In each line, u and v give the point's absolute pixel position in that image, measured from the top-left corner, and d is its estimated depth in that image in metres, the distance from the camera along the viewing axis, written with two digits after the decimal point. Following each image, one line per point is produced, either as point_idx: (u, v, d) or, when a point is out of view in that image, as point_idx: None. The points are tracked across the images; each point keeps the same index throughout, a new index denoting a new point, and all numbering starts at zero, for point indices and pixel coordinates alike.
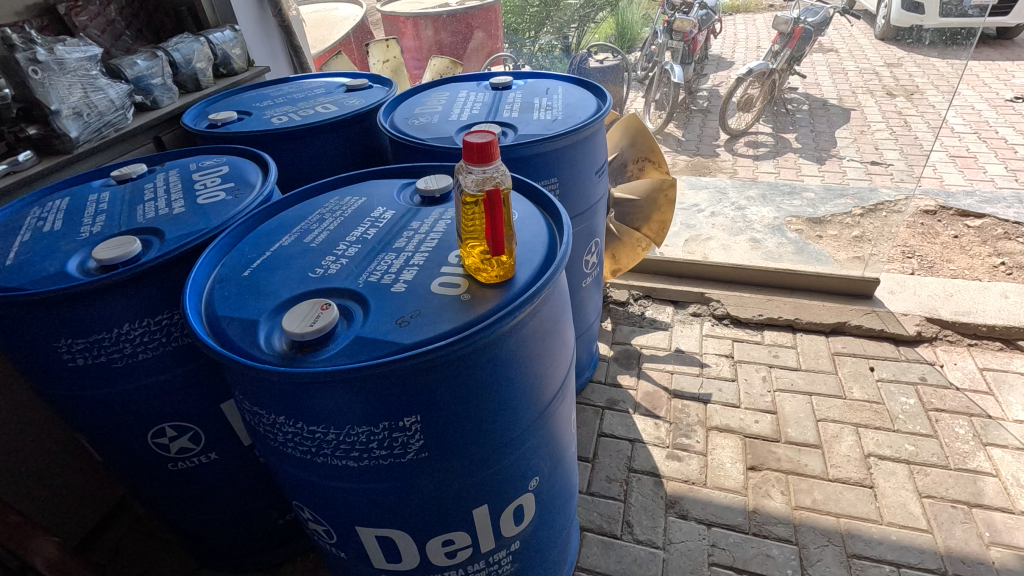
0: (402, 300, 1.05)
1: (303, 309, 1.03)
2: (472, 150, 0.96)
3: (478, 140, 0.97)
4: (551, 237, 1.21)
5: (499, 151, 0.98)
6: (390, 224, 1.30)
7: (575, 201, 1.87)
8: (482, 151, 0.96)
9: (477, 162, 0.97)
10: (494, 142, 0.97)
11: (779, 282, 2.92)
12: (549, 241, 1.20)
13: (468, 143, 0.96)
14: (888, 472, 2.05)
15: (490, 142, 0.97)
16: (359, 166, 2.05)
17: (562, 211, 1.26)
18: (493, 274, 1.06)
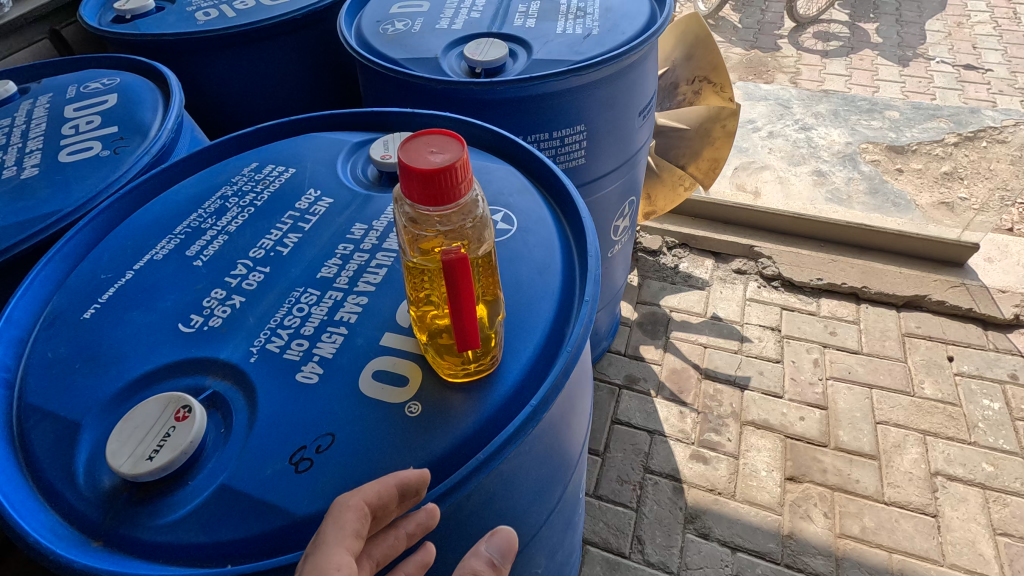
0: (311, 406, 0.63)
1: (145, 419, 0.62)
2: (412, 182, 0.48)
3: (432, 156, 0.48)
4: (568, 276, 0.75)
5: (468, 186, 0.49)
6: (321, 230, 0.84)
7: (608, 153, 1.35)
8: (436, 184, 0.48)
9: (427, 203, 0.49)
10: (459, 165, 0.48)
11: (847, 238, 2.41)
12: (564, 287, 0.73)
13: (405, 167, 0.47)
14: (958, 498, 1.71)
15: (455, 166, 0.47)
16: (321, 84, 1.49)
17: (591, 229, 0.77)
18: (456, 368, 0.62)
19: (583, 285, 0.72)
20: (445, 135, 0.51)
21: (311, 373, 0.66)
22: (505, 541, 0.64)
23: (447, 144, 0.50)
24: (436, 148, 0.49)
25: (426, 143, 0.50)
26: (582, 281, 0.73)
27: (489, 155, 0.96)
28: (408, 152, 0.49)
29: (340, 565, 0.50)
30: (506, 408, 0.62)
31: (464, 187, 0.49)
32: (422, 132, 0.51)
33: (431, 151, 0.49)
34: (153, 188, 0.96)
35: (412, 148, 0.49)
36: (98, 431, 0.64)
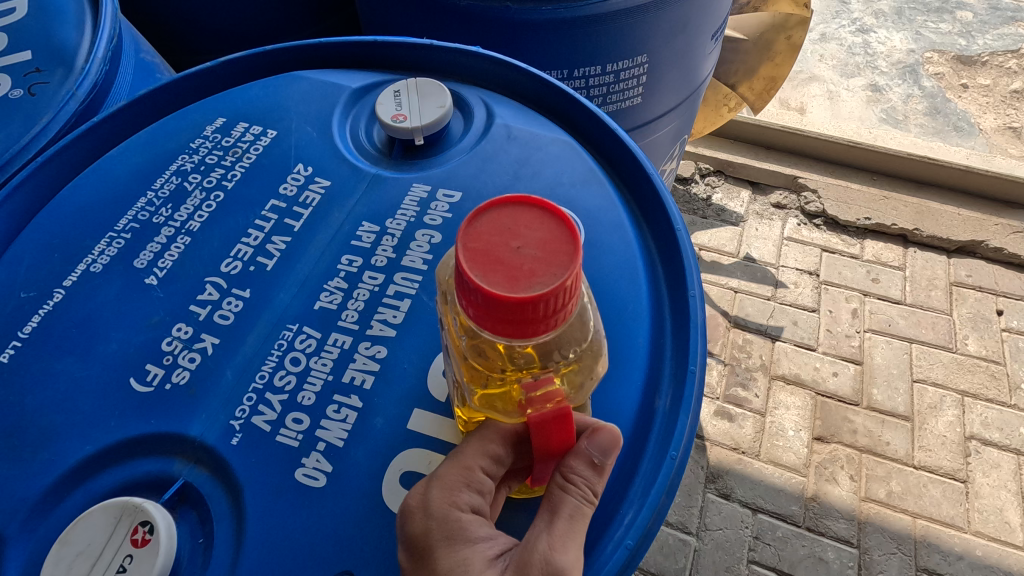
0: (320, 525, 0.47)
1: (91, 542, 0.45)
2: (484, 308, 0.35)
3: (523, 262, 0.36)
4: (658, 327, 0.57)
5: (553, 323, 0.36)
6: (315, 232, 0.62)
7: (671, 90, 1.08)
8: (528, 315, 0.35)
9: (515, 335, 0.36)
10: (549, 300, 0.35)
11: (902, 172, 2.17)
12: (653, 343, 0.55)
13: (481, 285, 0.35)
14: (990, 464, 1.65)
15: (561, 280, 0.35)
16: None
17: (690, 259, 0.59)
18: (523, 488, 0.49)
19: (681, 345, 0.55)
20: (533, 210, 0.39)
21: (315, 471, 0.48)
22: (608, 435, 0.44)
23: (536, 234, 0.38)
24: (525, 241, 0.37)
25: (507, 234, 0.38)
26: (679, 338, 0.55)
27: (541, 120, 0.72)
28: (492, 251, 0.37)
29: (464, 484, 0.43)
30: (587, 533, 0.48)
31: (574, 302, 0.37)
32: (517, 224, 0.38)
33: (520, 250, 0.37)
34: (82, 153, 0.71)
35: (486, 242, 0.37)
36: (31, 545, 0.48)
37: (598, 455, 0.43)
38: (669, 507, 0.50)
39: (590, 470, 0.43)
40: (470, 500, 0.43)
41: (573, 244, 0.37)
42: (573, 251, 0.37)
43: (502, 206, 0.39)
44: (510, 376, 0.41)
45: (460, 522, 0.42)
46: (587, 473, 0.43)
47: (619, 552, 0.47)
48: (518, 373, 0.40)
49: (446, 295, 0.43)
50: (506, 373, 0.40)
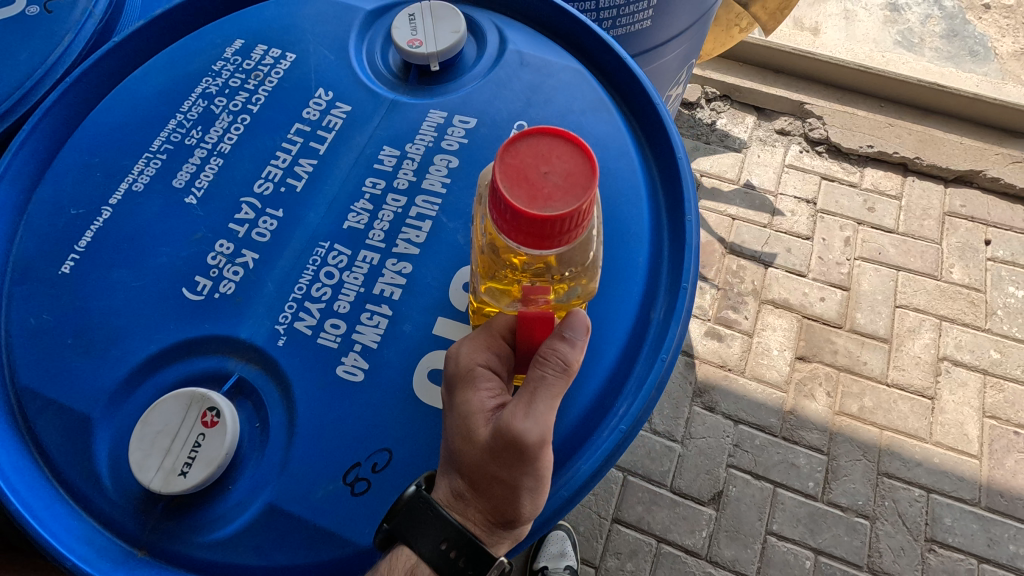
0: (360, 413, 0.54)
1: (168, 422, 0.52)
2: (505, 215, 0.41)
3: (545, 186, 0.42)
4: (657, 249, 0.63)
5: (559, 240, 0.42)
6: (340, 156, 0.66)
7: (680, 12, 1.07)
8: (537, 229, 0.41)
9: (524, 245, 0.42)
10: (557, 220, 0.41)
11: (909, 99, 2.15)
12: (651, 263, 0.62)
13: (507, 197, 0.41)
14: (958, 383, 1.78)
15: (574, 207, 0.41)
16: None
17: (689, 186, 0.64)
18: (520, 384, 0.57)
19: (676, 264, 0.61)
20: (569, 144, 0.43)
21: (354, 367, 0.56)
22: (579, 316, 0.48)
23: (563, 162, 0.43)
24: (553, 168, 0.42)
25: (538, 158, 0.43)
26: (675, 259, 0.62)
27: (554, 47, 0.74)
28: (524, 170, 0.42)
29: (485, 345, 0.51)
30: (587, 420, 0.56)
31: (581, 230, 0.43)
32: (550, 153, 0.43)
33: (547, 174, 0.42)
34: (107, 74, 0.74)
35: (521, 160, 0.43)
36: (114, 427, 0.56)
37: (571, 330, 0.48)
38: (657, 402, 0.58)
39: (563, 343, 0.47)
40: (487, 359, 0.51)
41: (592, 180, 0.42)
42: (590, 186, 0.42)
43: (543, 134, 0.44)
44: (514, 275, 0.49)
45: (474, 372, 0.50)
46: (562, 355, 0.47)
47: (613, 435, 0.55)
48: (523, 274, 0.49)
49: (482, 201, 0.51)
50: (511, 271, 0.49)
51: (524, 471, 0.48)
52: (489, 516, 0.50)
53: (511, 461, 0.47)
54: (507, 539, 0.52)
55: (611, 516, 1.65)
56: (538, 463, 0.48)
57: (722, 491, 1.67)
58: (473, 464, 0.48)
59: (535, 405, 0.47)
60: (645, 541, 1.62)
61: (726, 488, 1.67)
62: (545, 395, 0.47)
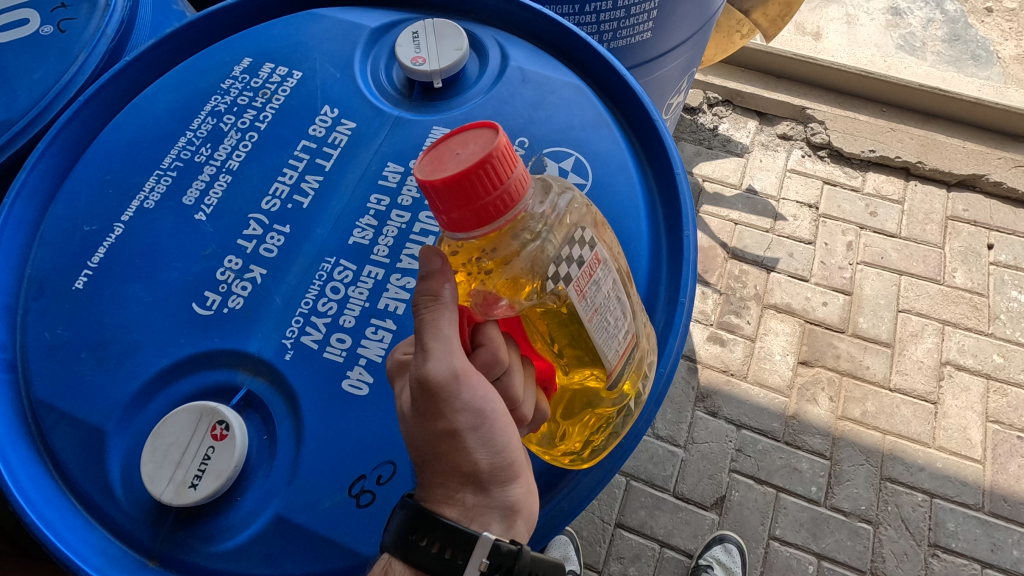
0: (366, 425, 0.55)
1: (179, 434, 0.54)
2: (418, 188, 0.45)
3: (448, 162, 0.44)
4: (655, 264, 0.64)
5: (460, 212, 0.43)
6: (346, 172, 0.68)
7: (679, 21, 1.10)
8: (434, 199, 0.43)
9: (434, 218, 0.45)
10: (445, 189, 0.42)
11: (910, 103, 2.15)
12: (650, 278, 0.63)
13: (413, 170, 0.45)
14: (961, 387, 1.78)
15: (462, 177, 0.42)
16: None
17: (686, 200, 0.66)
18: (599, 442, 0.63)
19: (674, 278, 0.63)
20: (492, 133, 0.45)
21: (359, 381, 0.57)
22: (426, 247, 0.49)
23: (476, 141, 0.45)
24: (465, 150, 0.44)
25: (454, 141, 0.46)
26: (673, 273, 0.63)
27: (555, 63, 0.75)
28: (442, 153, 0.45)
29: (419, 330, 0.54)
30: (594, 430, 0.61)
31: (484, 206, 0.43)
32: (472, 140, 0.45)
33: (457, 155, 0.44)
34: (119, 92, 0.76)
35: (445, 145, 0.46)
36: (128, 438, 0.57)
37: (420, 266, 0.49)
38: (657, 413, 0.63)
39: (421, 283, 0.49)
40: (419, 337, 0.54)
41: (491, 158, 0.43)
42: (487, 163, 0.43)
43: (474, 126, 0.46)
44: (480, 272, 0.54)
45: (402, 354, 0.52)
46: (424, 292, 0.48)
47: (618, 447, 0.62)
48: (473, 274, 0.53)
49: None
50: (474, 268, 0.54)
51: (456, 415, 0.49)
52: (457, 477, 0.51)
53: (438, 412, 0.49)
54: (497, 503, 0.52)
55: (614, 520, 1.66)
56: (462, 402, 0.49)
57: (725, 496, 1.68)
58: (418, 434, 0.51)
59: (432, 341, 0.48)
60: (647, 546, 1.63)
61: (728, 493, 1.68)
62: (442, 327, 0.48)
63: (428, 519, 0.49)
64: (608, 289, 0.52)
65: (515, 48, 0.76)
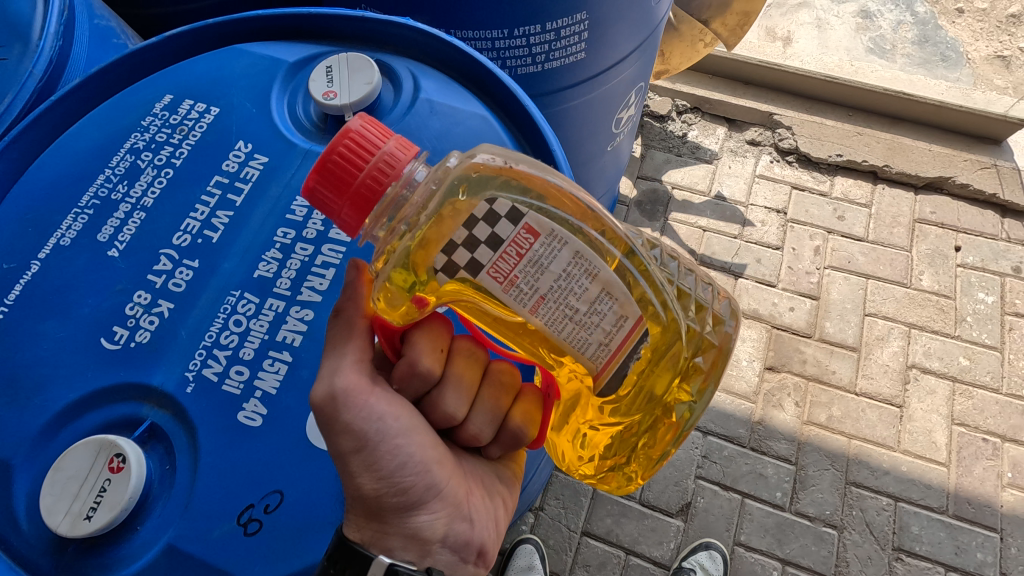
0: (258, 456, 0.58)
1: (78, 468, 0.56)
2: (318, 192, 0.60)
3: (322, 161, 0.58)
4: None
5: (340, 195, 0.57)
6: (256, 206, 0.70)
7: (613, 41, 1.12)
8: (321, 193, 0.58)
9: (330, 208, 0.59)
10: (322, 184, 0.57)
11: (877, 107, 2.17)
12: None
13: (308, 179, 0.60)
14: (927, 390, 1.78)
15: (328, 166, 0.56)
16: None
17: None
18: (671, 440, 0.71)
19: None
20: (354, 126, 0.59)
21: (254, 413, 0.59)
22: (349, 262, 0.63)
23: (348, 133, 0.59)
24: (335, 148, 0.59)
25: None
26: None
27: (465, 93, 0.77)
28: None
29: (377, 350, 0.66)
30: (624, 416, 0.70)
31: (356, 182, 0.57)
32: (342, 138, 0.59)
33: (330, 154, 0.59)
34: (46, 131, 0.78)
35: None
36: (35, 469, 0.60)
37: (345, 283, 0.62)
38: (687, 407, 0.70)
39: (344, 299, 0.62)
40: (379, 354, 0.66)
41: (344, 143, 0.56)
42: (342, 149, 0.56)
43: None
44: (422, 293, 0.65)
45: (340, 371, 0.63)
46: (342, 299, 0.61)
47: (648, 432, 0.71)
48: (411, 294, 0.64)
49: None
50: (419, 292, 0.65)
51: (337, 437, 0.56)
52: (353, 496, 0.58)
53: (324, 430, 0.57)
54: (394, 527, 0.59)
55: (581, 529, 1.67)
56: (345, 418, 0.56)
57: (690, 503, 1.69)
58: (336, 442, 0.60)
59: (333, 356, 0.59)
60: (613, 554, 1.64)
61: (694, 500, 1.69)
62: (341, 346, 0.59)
63: (353, 556, 0.54)
64: (564, 271, 0.59)
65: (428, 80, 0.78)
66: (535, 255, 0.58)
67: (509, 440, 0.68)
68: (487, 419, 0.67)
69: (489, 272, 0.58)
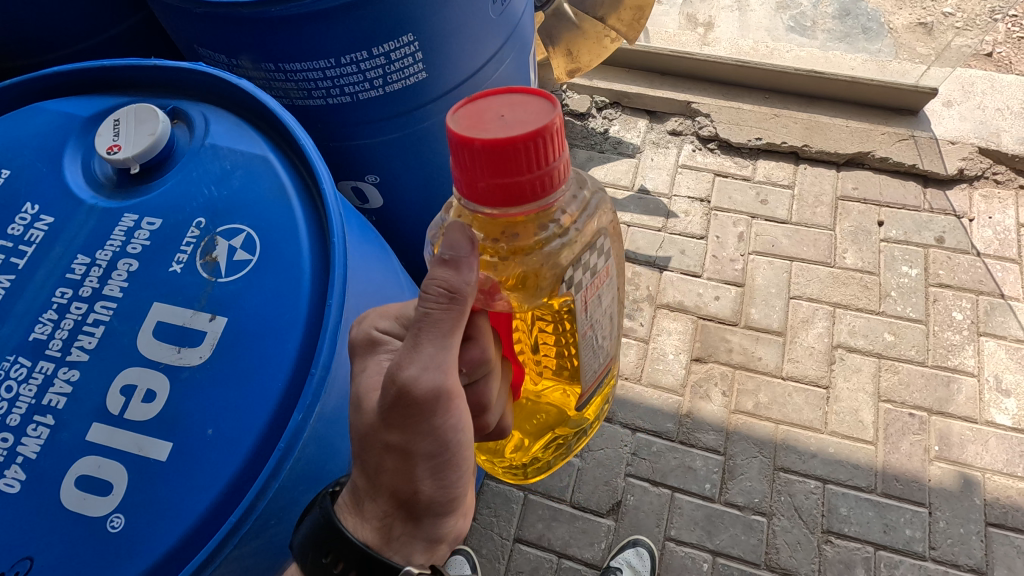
0: (14, 522, 0.59)
1: None
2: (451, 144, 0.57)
3: (490, 124, 0.57)
4: (308, 342, 0.64)
5: (485, 172, 0.56)
6: (36, 268, 0.70)
7: (458, 54, 1.12)
8: (469, 156, 0.56)
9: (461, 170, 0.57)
10: (476, 149, 0.55)
11: (794, 88, 2.18)
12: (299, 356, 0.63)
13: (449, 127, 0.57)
14: (852, 369, 1.78)
15: (505, 143, 0.55)
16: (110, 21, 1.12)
17: (336, 275, 0.66)
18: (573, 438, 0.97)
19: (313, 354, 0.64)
20: (531, 111, 0.59)
21: (14, 479, 0.60)
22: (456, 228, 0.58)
23: (543, 116, 0.57)
24: (506, 117, 0.58)
25: (518, 108, 0.59)
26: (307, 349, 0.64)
27: (252, 135, 0.77)
28: (480, 116, 0.58)
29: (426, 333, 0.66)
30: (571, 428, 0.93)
31: (519, 174, 0.56)
32: (513, 108, 0.58)
33: (498, 119, 0.58)
34: None
35: (483, 114, 0.59)
36: None
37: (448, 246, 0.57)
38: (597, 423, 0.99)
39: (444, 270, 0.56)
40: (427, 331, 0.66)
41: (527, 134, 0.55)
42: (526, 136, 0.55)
43: (515, 102, 0.60)
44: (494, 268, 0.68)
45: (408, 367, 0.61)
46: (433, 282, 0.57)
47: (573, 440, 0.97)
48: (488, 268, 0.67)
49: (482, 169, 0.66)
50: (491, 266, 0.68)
51: (422, 441, 0.60)
52: (386, 493, 0.64)
53: (409, 427, 0.59)
54: (420, 532, 0.66)
55: (513, 536, 1.68)
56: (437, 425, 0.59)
57: (620, 501, 1.70)
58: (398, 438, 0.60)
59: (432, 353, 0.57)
60: (545, 558, 1.65)
61: (624, 498, 1.70)
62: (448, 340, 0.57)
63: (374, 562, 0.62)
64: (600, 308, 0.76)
65: (219, 124, 0.78)
66: (599, 290, 0.74)
67: (494, 431, 0.78)
68: (498, 412, 0.75)
69: (583, 295, 0.70)
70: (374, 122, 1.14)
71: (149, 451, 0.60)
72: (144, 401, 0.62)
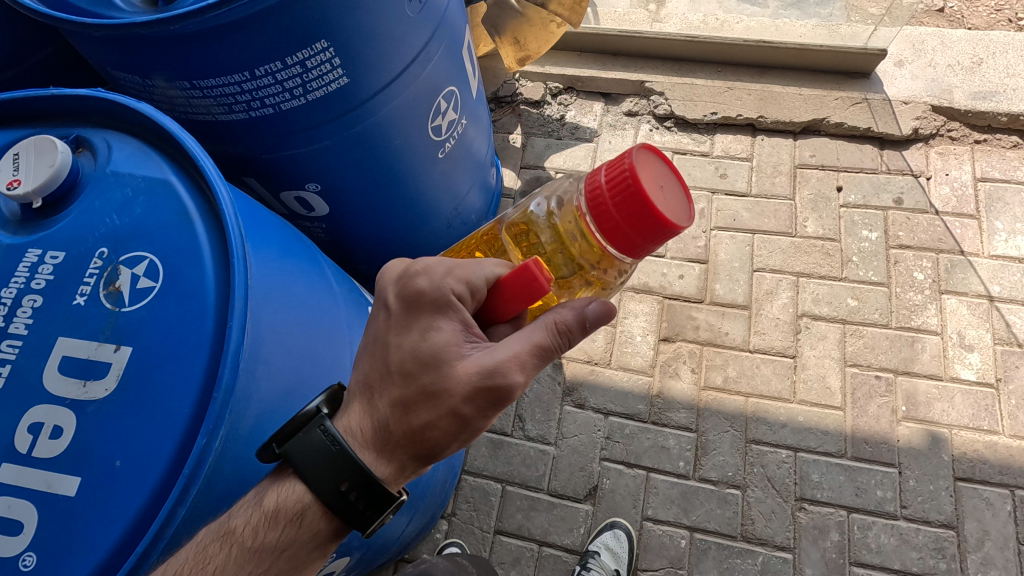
0: None
1: None
2: (623, 179, 0.74)
3: (657, 191, 0.75)
4: (210, 368, 0.66)
5: (623, 218, 0.75)
6: None
7: (381, 57, 1.10)
8: (631, 200, 0.74)
9: (614, 199, 0.74)
10: (637, 202, 0.73)
11: (745, 60, 2.17)
12: (202, 383, 0.65)
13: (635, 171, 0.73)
14: (818, 337, 1.79)
15: (658, 216, 0.73)
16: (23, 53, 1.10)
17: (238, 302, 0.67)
18: None
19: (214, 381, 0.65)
20: (680, 199, 0.77)
21: None
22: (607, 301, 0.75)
23: (684, 212, 0.77)
24: (663, 191, 0.76)
25: (670, 189, 0.77)
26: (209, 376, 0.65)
27: (155, 160, 0.76)
28: (650, 176, 0.75)
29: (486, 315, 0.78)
30: None
31: (642, 235, 0.75)
32: (669, 188, 0.77)
33: (660, 188, 0.76)
34: None
35: (653, 175, 0.76)
36: None
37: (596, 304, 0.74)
38: None
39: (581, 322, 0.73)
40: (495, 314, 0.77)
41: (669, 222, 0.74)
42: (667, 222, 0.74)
43: (673, 183, 0.78)
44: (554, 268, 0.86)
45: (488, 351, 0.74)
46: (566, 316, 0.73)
47: None
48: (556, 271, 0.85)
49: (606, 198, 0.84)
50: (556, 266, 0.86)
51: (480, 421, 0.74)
52: (415, 446, 0.74)
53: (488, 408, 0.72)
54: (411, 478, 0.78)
55: (493, 528, 1.70)
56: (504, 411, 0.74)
57: (597, 486, 1.71)
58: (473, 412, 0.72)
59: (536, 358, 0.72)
60: (526, 547, 1.67)
61: (600, 482, 1.71)
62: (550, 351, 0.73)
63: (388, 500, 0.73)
64: None
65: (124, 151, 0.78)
66: None
67: None
68: None
69: None
70: (302, 131, 1.12)
71: (57, 487, 0.64)
72: (50, 438, 0.66)
